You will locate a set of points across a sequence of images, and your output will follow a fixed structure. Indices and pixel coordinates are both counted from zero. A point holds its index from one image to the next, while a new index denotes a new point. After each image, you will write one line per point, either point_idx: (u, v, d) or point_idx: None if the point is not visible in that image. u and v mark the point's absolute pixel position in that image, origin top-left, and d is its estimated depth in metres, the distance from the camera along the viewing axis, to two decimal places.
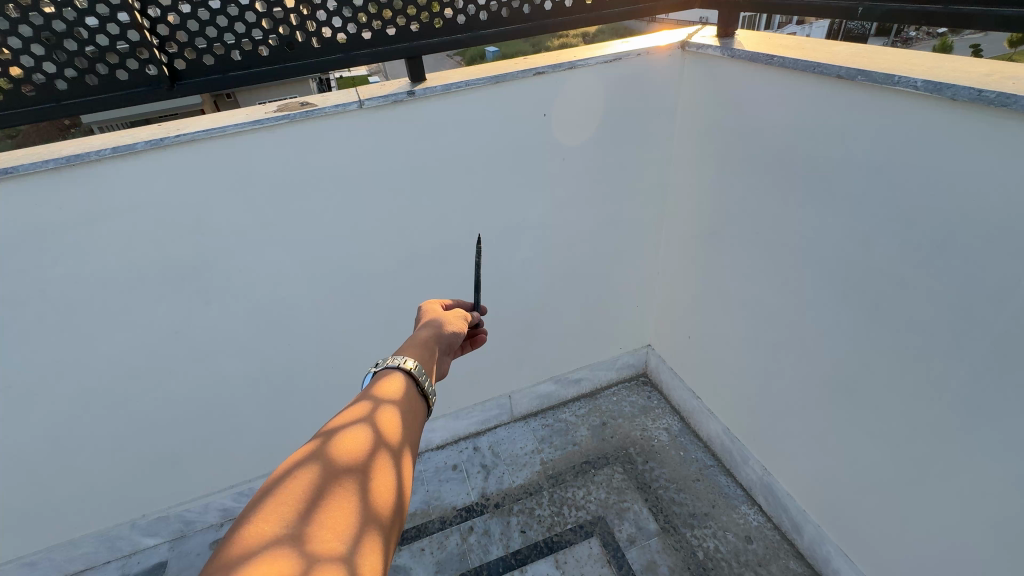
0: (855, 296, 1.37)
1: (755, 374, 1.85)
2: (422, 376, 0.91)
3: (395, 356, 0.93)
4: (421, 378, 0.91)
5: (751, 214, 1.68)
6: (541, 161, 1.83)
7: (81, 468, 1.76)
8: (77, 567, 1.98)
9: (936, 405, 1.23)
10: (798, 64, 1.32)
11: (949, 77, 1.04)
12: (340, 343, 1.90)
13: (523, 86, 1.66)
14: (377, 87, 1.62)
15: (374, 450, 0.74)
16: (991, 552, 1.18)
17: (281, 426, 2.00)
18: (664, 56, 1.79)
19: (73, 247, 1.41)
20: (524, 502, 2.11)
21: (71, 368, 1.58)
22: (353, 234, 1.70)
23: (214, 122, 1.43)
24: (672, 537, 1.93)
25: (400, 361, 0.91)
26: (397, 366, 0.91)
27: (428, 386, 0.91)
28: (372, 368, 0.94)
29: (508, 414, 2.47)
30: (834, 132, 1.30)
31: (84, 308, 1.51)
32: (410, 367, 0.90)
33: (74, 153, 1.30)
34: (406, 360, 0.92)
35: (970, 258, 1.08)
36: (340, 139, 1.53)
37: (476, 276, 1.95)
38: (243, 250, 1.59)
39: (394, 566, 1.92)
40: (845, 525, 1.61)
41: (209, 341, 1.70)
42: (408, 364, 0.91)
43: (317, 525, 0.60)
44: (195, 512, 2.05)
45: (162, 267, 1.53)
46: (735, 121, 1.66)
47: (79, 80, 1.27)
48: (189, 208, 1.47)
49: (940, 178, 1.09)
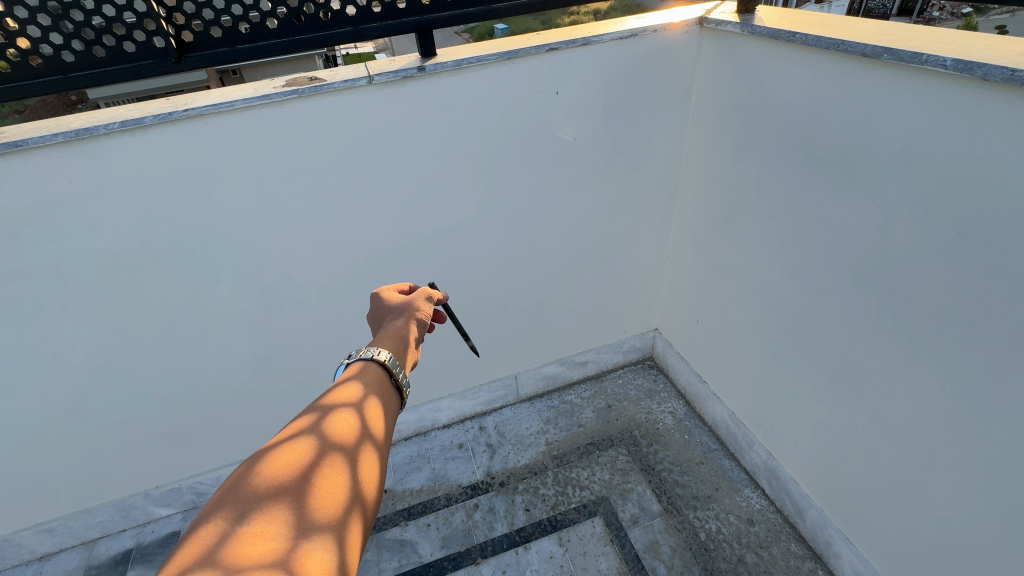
0: (869, 283, 1.35)
1: (764, 360, 1.85)
2: (397, 370, 0.96)
3: (369, 348, 0.97)
4: (396, 371, 0.96)
5: (765, 198, 1.66)
6: (553, 140, 1.80)
7: (97, 440, 1.80)
8: (93, 535, 2.04)
9: (948, 393, 1.22)
10: (821, 42, 1.28)
11: (979, 56, 1.00)
12: (350, 322, 1.91)
13: (536, 63, 1.62)
14: (387, 63, 1.60)
15: (354, 471, 0.75)
16: (996, 540, 1.18)
17: (291, 403, 2.03)
18: (681, 32, 1.74)
19: (84, 222, 1.42)
20: (529, 481, 2.14)
21: (85, 342, 1.60)
22: (363, 213, 1.70)
23: (223, 96, 1.41)
24: (675, 518, 1.95)
25: (374, 353, 0.96)
26: (372, 358, 0.96)
27: (402, 379, 0.96)
28: (345, 358, 0.98)
29: (514, 394, 2.49)
30: (855, 114, 1.27)
31: (96, 284, 1.52)
32: (385, 359, 0.95)
33: (83, 126, 1.29)
34: (380, 352, 0.97)
35: (992, 245, 1.05)
36: (350, 116, 1.51)
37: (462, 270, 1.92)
38: (253, 227, 1.59)
39: (401, 540, 1.96)
40: (849, 511, 1.62)
41: (220, 318, 1.72)
42: (382, 355, 0.96)
43: (300, 544, 0.61)
44: (207, 484, 2.09)
45: (173, 244, 1.54)
46: (751, 101, 1.62)
47: (86, 52, 1.25)
48: (199, 185, 1.47)
49: (966, 162, 1.06)
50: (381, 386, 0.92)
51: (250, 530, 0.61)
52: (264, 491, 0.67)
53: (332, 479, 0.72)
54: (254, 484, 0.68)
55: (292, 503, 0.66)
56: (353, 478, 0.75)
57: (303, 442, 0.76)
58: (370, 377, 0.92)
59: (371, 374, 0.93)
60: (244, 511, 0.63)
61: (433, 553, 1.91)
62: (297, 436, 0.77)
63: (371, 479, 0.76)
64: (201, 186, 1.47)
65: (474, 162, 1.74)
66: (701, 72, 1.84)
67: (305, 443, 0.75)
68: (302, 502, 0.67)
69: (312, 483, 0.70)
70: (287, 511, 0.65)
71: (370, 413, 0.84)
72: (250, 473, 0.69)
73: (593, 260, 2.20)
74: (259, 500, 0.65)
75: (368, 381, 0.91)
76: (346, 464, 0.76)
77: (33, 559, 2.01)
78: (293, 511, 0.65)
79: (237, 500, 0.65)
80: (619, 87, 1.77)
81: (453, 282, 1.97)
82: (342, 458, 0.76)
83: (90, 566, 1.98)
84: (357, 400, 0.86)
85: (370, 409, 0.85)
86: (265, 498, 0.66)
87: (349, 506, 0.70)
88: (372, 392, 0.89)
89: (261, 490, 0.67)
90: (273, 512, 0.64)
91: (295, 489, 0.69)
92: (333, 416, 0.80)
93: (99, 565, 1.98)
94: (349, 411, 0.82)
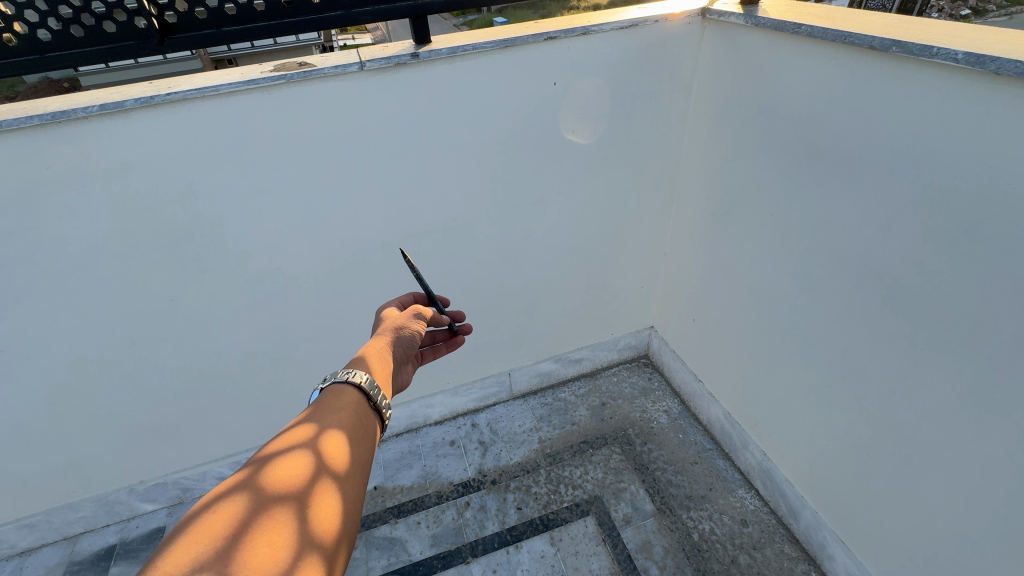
0: (870, 284, 1.33)
1: (761, 360, 1.83)
2: (375, 391, 0.91)
3: (344, 370, 0.92)
4: (374, 393, 0.91)
5: (765, 196, 1.63)
6: (550, 132, 1.76)
7: (79, 434, 1.76)
8: (76, 530, 2.00)
9: (948, 395, 1.20)
10: (827, 34, 1.24)
11: (992, 49, 0.97)
12: (340, 315, 1.87)
13: (534, 51, 1.57)
14: (378, 48, 1.54)
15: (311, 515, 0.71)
16: (992, 544, 1.17)
17: (279, 396, 1.99)
18: (683, 22, 1.70)
19: (62, 209, 1.37)
20: (521, 480, 2.11)
21: (65, 333, 1.56)
22: (354, 203, 1.65)
23: (209, 80, 1.36)
24: (668, 518, 1.93)
25: (351, 375, 0.91)
26: (347, 380, 0.91)
27: (382, 401, 0.91)
28: (320, 384, 0.93)
29: (507, 391, 2.46)
30: (860, 109, 1.23)
31: (76, 275, 1.47)
32: (361, 380, 0.90)
33: (60, 109, 1.23)
34: (357, 373, 0.92)
35: (999, 245, 1.02)
36: (341, 102, 1.46)
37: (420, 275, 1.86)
38: (241, 217, 1.55)
39: (390, 538, 1.93)
40: (844, 512, 1.61)
41: (206, 310, 1.68)
42: (359, 377, 0.91)
43: None
44: (193, 479, 2.05)
45: (156, 233, 1.49)
46: (755, 94, 1.58)
47: (64, 31, 1.19)
48: (183, 172, 1.42)
49: (974, 159, 1.03)
50: (355, 411, 0.88)
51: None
52: (214, 534, 0.62)
53: (288, 516, 0.68)
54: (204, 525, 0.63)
55: (244, 545, 0.62)
56: (310, 521, 0.70)
57: (260, 484, 0.71)
58: (342, 401, 0.88)
59: (343, 399, 0.89)
60: (190, 556, 0.59)
61: (423, 552, 1.88)
62: (252, 476, 0.72)
63: (332, 525, 0.72)
64: (186, 173, 1.42)
65: (469, 152, 1.70)
66: (703, 66, 1.80)
67: (261, 486, 0.71)
68: (254, 542, 0.63)
69: (267, 521, 0.66)
70: (237, 553, 0.61)
71: (332, 444, 0.79)
72: (195, 514, 0.64)
73: (589, 255, 2.16)
74: (208, 544, 0.61)
75: (339, 408, 0.87)
76: (306, 502, 0.72)
77: (14, 555, 1.96)
78: (244, 554, 0.61)
79: (184, 544, 0.60)
80: (618, 80, 1.73)
81: (447, 276, 1.94)
82: (301, 495, 0.72)
83: (72, 561, 1.94)
84: (322, 428, 0.82)
85: (337, 441, 0.81)
86: (218, 541, 0.61)
87: (307, 545, 0.67)
88: (341, 418, 0.86)
89: (212, 533, 0.62)
90: (222, 558, 0.60)
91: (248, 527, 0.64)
92: (295, 451, 0.76)
93: (81, 561, 1.94)
94: (311, 446, 0.77)
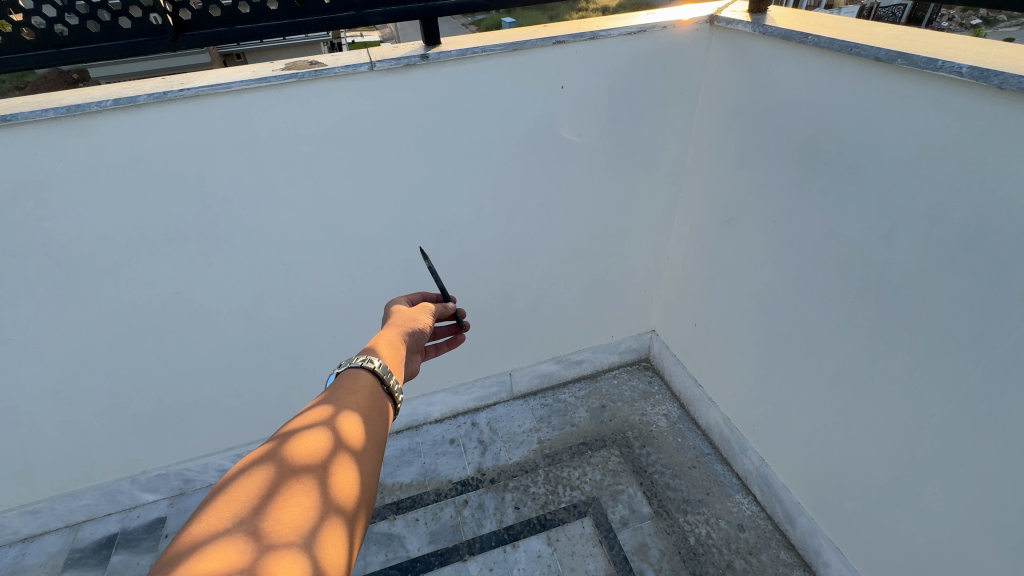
0: (871, 294, 1.34)
1: (760, 366, 1.84)
2: (388, 376, 0.93)
3: (359, 357, 0.94)
4: (387, 377, 0.93)
5: (769, 204, 1.64)
6: (556, 135, 1.77)
7: (85, 423, 1.79)
8: (78, 518, 2.02)
9: (945, 407, 1.21)
10: (833, 44, 1.25)
11: (995, 64, 0.98)
12: (343, 312, 1.89)
13: (542, 55, 1.59)
14: (388, 49, 1.56)
15: (330, 486, 0.71)
16: (986, 555, 1.18)
17: (281, 391, 2.01)
18: (690, 29, 1.71)
19: (73, 201, 1.39)
20: (520, 479, 2.13)
21: (72, 324, 1.58)
22: (360, 202, 1.67)
23: (220, 77, 1.38)
24: (665, 521, 1.94)
25: (365, 361, 0.93)
26: (362, 366, 0.93)
27: (394, 386, 0.93)
28: (336, 369, 0.95)
29: (507, 391, 2.47)
30: (864, 120, 1.24)
31: (85, 266, 1.50)
32: (376, 366, 0.93)
33: (75, 103, 1.25)
34: (371, 359, 0.94)
35: (999, 258, 1.03)
36: (350, 102, 1.48)
37: (436, 277, 1.92)
38: (248, 213, 1.57)
39: (388, 534, 1.95)
40: (840, 520, 1.61)
41: (211, 304, 1.70)
42: (373, 363, 0.93)
43: (264, 559, 0.57)
44: (194, 471, 2.07)
45: (165, 227, 1.51)
46: (760, 102, 1.59)
47: (80, 27, 1.21)
48: (193, 168, 1.44)
49: (976, 173, 1.03)
50: (371, 394, 0.89)
51: (220, 544, 0.58)
52: (238, 506, 0.64)
53: (308, 486, 0.69)
54: (229, 495, 0.65)
55: (265, 514, 0.64)
56: (329, 493, 0.70)
57: (282, 458, 0.72)
58: (359, 383, 0.90)
59: (359, 382, 0.90)
60: (215, 525, 0.61)
61: (420, 548, 1.89)
62: (273, 452, 0.74)
63: (351, 496, 0.72)
64: (195, 169, 1.44)
65: (474, 154, 1.71)
66: (709, 73, 1.81)
67: (281, 461, 0.72)
68: (276, 509, 0.65)
69: (288, 492, 0.67)
70: (259, 519, 0.63)
71: (348, 422, 0.81)
72: (222, 487, 0.67)
73: (592, 258, 2.18)
74: (231, 515, 0.63)
75: (355, 389, 0.89)
76: (325, 475, 0.72)
77: (16, 541, 1.99)
78: (267, 520, 0.63)
79: (210, 516, 0.62)
80: (625, 85, 1.74)
81: (450, 275, 1.95)
82: (320, 468, 0.73)
83: (74, 549, 1.96)
84: (341, 407, 0.84)
85: (353, 419, 0.82)
86: (242, 508, 0.64)
87: (327, 514, 0.68)
88: (358, 399, 0.87)
89: (235, 506, 0.64)
90: (244, 527, 0.61)
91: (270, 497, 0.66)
92: (312, 430, 0.77)
93: (82, 549, 1.96)
94: (328, 425, 0.79)
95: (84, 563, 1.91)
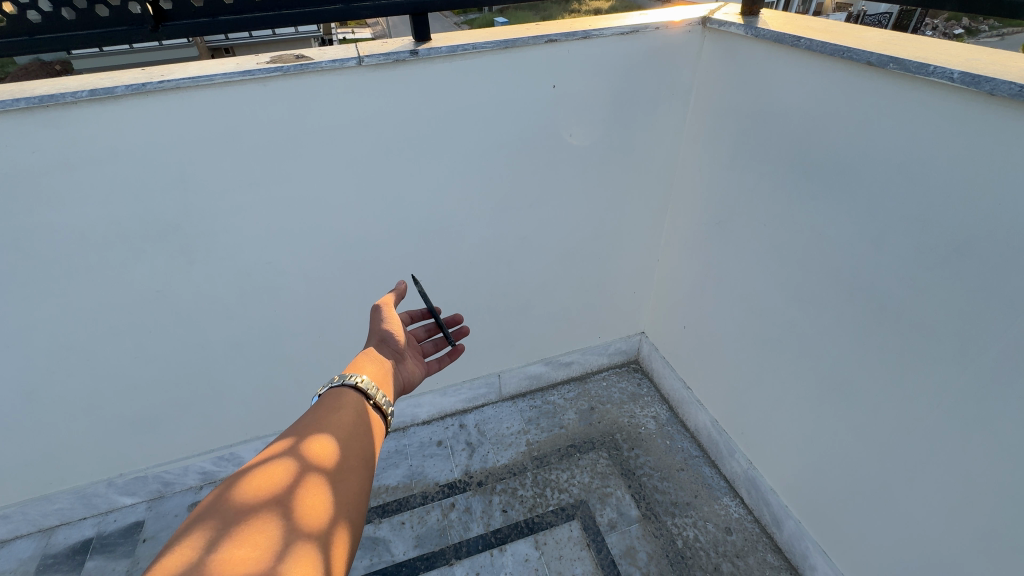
0: (861, 298, 1.34)
1: (749, 369, 1.84)
2: (374, 391, 0.99)
3: (345, 375, 1.00)
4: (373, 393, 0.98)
5: (760, 206, 1.63)
6: (547, 135, 1.75)
7: (58, 425, 1.73)
8: (52, 522, 1.96)
9: (934, 411, 1.21)
10: (826, 48, 1.25)
11: (987, 70, 0.98)
12: (329, 312, 1.85)
13: (534, 53, 1.56)
14: (377, 44, 1.53)
15: (300, 509, 0.74)
16: (971, 559, 1.19)
17: (265, 392, 1.96)
18: (683, 31, 1.70)
19: (47, 195, 1.34)
20: (508, 482, 2.11)
21: (45, 322, 1.52)
22: (348, 200, 1.63)
23: (203, 70, 1.34)
24: (653, 524, 1.93)
25: (351, 379, 0.99)
26: (347, 385, 0.99)
27: (381, 399, 0.99)
28: (321, 390, 0.99)
29: (496, 393, 2.45)
30: (856, 124, 1.24)
31: (59, 263, 1.44)
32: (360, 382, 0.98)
33: (49, 93, 1.20)
34: (357, 377, 1.00)
35: (990, 264, 1.03)
36: (337, 98, 1.44)
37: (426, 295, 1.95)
38: (231, 210, 1.53)
39: (373, 538, 1.92)
40: (827, 523, 1.62)
41: (193, 303, 1.65)
42: (357, 380, 0.99)
43: None
44: (174, 473, 2.02)
45: (144, 223, 1.46)
46: (752, 105, 1.59)
47: (55, 14, 1.17)
48: (173, 162, 1.39)
49: (968, 179, 1.03)
50: (350, 412, 0.93)
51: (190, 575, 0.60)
52: (208, 538, 0.66)
53: (277, 515, 0.72)
54: (204, 521, 0.69)
55: (235, 543, 0.66)
56: (300, 517, 0.73)
57: (251, 490, 0.75)
58: (342, 401, 0.95)
59: (338, 402, 0.95)
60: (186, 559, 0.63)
61: (406, 552, 1.87)
62: (244, 483, 0.76)
63: (323, 515, 0.75)
64: (176, 163, 1.40)
65: (464, 152, 1.69)
66: (701, 75, 1.81)
67: (250, 493, 0.75)
68: (251, 529, 0.69)
69: (259, 521, 0.70)
70: (230, 546, 0.66)
71: (319, 445, 0.84)
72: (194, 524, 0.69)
73: (582, 259, 2.16)
74: (202, 546, 0.65)
75: (334, 410, 0.93)
76: (296, 498, 0.75)
77: None
78: (241, 543, 0.67)
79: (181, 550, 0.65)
80: (617, 85, 1.73)
81: (439, 275, 1.93)
82: (290, 493, 0.76)
83: (46, 555, 1.90)
84: (321, 427, 0.89)
85: (323, 442, 0.85)
86: (218, 530, 0.68)
87: (304, 529, 0.72)
88: (334, 419, 0.91)
89: (205, 538, 0.66)
90: (214, 557, 0.64)
91: (245, 520, 0.70)
92: (279, 459, 0.79)
93: (56, 555, 1.90)
94: (297, 451, 0.81)
95: (56, 569, 1.85)
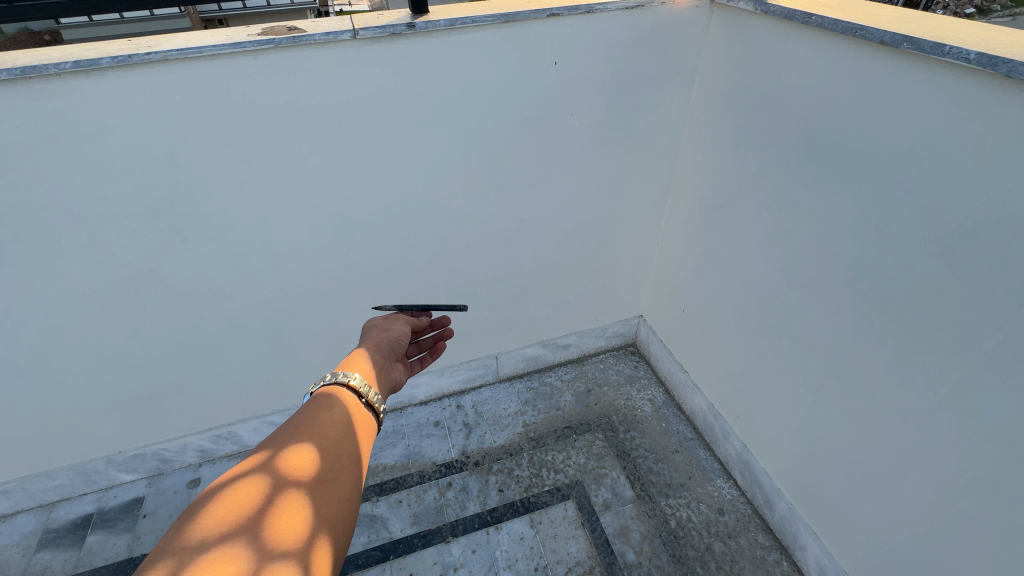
0: (862, 284, 1.33)
1: (747, 354, 1.84)
2: (366, 388, 0.95)
3: (337, 373, 0.96)
4: (366, 391, 0.95)
5: (764, 190, 1.61)
6: (548, 114, 1.71)
7: (55, 403, 1.73)
8: (52, 498, 1.98)
9: (930, 398, 1.22)
10: (837, 26, 1.21)
11: (1004, 51, 0.95)
12: (326, 292, 1.84)
13: (535, 27, 1.51)
14: (373, 16, 1.47)
15: (279, 525, 0.67)
16: (959, 542, 1.21)
17: (262, 371, 1.96)
18: (690, 6, 1.65)
19: (34, 171, 1.30)
20: (504, 462, 2.13)
21: (38, 301, 1.51)
22: (344, 178, 1.60)
23: (191, 41, 1.29)
24: (647, 504, 1.96)
25: (344, 377, 0.96)
26: (340, 382, 0.95)
27: (372, 397, 0.95)
28: (312, 387, 0.95)
29: (493, 374, 2.46)
30: (865, 107, 1.21)
31: (49, 241, 1.42)
32: (354, 381, 0.95)
33: (31, 64, 1.16)
34: (351, 376, 0.96)
35: (995, 252, 1.02)
36: (331, 72, 1.40)
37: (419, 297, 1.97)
38: (224, 189, 1.50)
39: (371, 516, 1.94)
40: (819, 504, 1.65)
41: (187, 283, 1.63)
42: (351, 378, 0.96)
43: None
44: (173, 451, 2.03)
45: (134, 201, 1.43)
46: (759, 85, 1.55)
47: None
48: (162, 138, 1.36)
49: (977, 165, 1.01)
50: (336, 416, 0.88)
51: None
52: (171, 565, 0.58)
53: (253, 534, 0.65)
54: (167, 548, 0.61)
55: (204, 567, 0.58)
56: (278, 533, 0.66)
57: (221, 510, 0.67)
58: (332, 400, 0.91)
59: (323, 406, 0.90)
60: None
61: (403, 529, 1.89)
62: (212, 504, 0.68)
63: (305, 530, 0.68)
64: (167, 140, 1.36)
65: (463, 131, 1.65)
66: (707, 52, 1.75)
67: (220, 513, 0.67)
68: (229, 543, 0.63)
69: (231, 542, 0.63)
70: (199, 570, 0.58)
71: (299, 456, 0.77)
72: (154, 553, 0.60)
73: (581, 242, 2.14)
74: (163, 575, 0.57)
75: (318, 415, 0.88)
76: (274, 514, 0.68)
77: None
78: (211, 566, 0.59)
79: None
80: (621, 63, 1.68)
81: (437, 256, 1.92)
82: (267, 510, 0.68)
83: (48, 529, 1.92)
84: (310, 427, 0.84)
85: (304, 451, 0.79)
86: (197, 536, 0.63)
87: (283, 544, 0.65)
88: (318, 424, 0.85)
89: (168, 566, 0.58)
90: None
91: (218, 540, 0.63)
92: (254, 475, 0.72)
93: (57, 529, 1.92)
94: (274, 464, 0.75)
95: (58, 543, 1.88)
